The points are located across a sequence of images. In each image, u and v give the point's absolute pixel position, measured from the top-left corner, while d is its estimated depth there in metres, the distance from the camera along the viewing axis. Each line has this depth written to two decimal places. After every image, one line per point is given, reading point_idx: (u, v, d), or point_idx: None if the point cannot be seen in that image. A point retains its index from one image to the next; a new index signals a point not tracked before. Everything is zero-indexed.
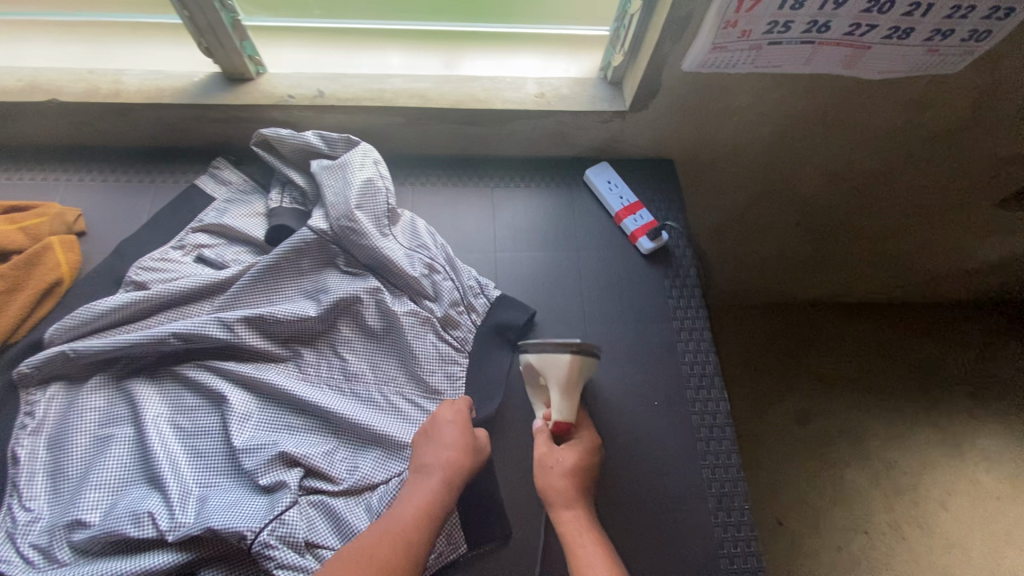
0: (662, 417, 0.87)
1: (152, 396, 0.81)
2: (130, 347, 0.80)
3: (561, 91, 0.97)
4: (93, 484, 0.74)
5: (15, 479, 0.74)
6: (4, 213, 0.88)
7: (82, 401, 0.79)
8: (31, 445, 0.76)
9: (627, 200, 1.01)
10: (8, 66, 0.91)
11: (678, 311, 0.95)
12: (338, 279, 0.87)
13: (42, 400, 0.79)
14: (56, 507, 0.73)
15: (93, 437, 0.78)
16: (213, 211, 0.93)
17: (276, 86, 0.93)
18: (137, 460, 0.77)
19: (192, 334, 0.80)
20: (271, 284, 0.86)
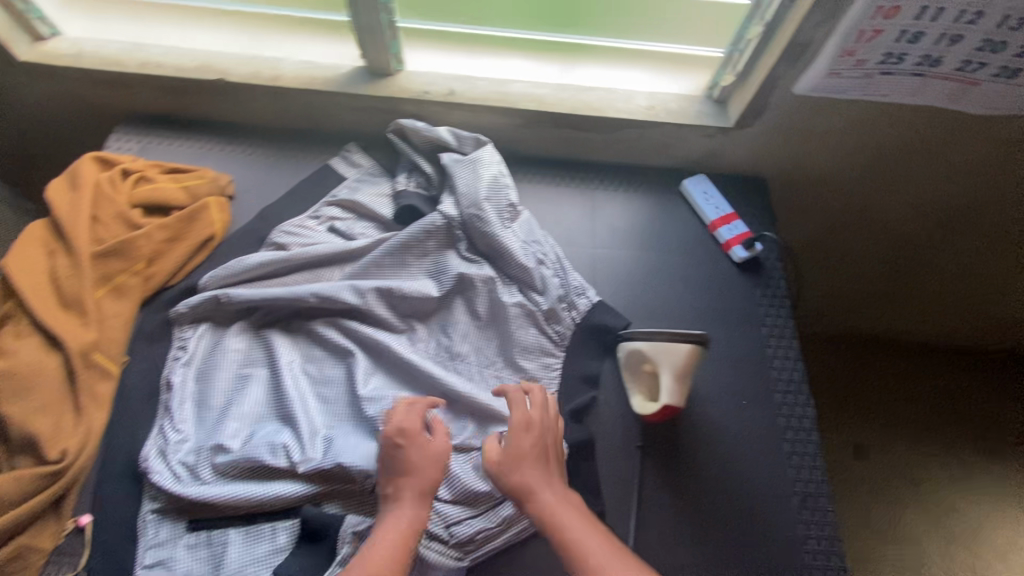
0: (750, 417, 0.91)
1: (286, 345, 0.89)
2: (273, 301, 0.89)
3: (670, 106, 1.04)
4: (235, 415, 0.82)
5: (167, 403, 0.83)
6: (169, 173, 1.00)
7: (227, 342, 0.88)
8: (183, 375, 0.85)
9: (723, 209, 1.07)
10: (182, 47, 1.04)
11: (767, 318, 0.99)
12: (456, 259, 0.95)
13: (193, 336, 0.88)
14: (202, 431, 0.82)
15: (234, 375, 0.86)
16: (345, 189, 1.03)
17: (413, 82, 1.03)
18: (272, 399, 0.85)
19: (326, 294, 0.89)
20: (398, 259, 0.95)
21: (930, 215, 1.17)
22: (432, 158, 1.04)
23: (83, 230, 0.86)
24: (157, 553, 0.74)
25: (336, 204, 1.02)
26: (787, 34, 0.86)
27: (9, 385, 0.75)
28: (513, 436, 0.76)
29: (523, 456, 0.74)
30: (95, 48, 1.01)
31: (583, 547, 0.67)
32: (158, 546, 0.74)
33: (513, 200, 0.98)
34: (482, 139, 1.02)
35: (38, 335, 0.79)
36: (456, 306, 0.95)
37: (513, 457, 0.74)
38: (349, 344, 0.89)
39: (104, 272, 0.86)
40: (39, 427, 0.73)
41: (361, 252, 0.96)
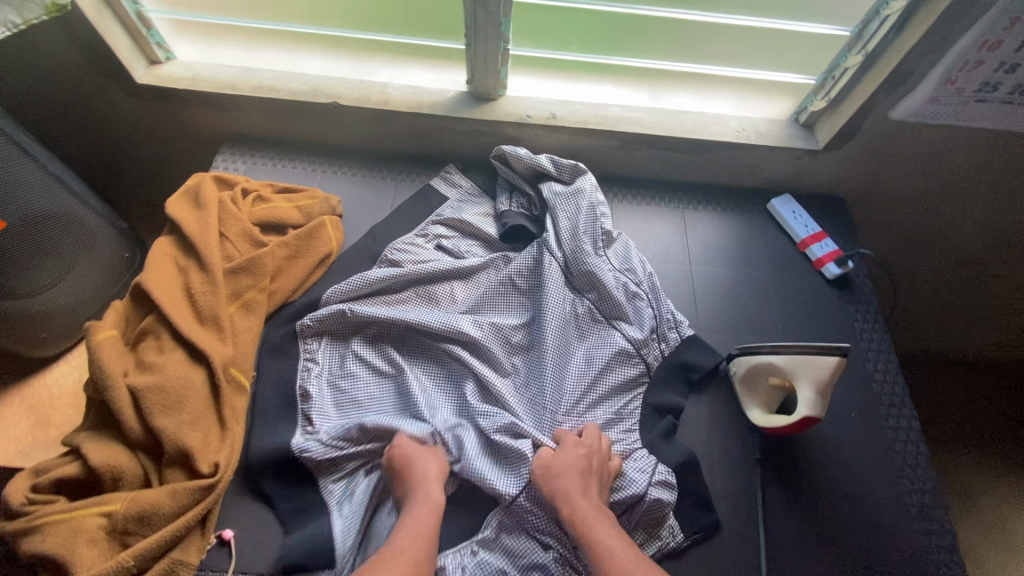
0: (859, 430, 0.93)
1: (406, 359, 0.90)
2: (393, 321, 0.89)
3: (761, 129, 1.09)
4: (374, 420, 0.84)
5: (306, 412, 0.84)
6: (281, 193, 1.02)
7: (354, 354, 0.90)
8: (318, 384, 0.87)
9: (811, 227, 1.11)
10: (291, 72, 1.07)
11: (863, 333, 1.03)
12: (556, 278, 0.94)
13: (319, 350, 0.90)
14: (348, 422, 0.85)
15: (372, 377, 0.89)
16: (450, 210, 1.06)
17: (515, 106, 1.07)
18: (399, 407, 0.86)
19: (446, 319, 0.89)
20: (497, 287, 0.96)
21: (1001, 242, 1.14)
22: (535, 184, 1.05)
23: (215, 247, 0.88)
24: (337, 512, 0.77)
25: (443, 226, 1.04)
26: (891, 64, 0.91)
27: (161, 398, 0.75)
28: (563, 451, 0.78)
29: (566, 466, 0.76)
30: (208, 72, 1.04)
31: (608, 555, 0.67)
32: (347, 506, 0.78)
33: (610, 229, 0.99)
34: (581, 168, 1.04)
35: (181, 350, 0.80)
36: (550, 332, 0.90)
37: (557, 468, 0.76)
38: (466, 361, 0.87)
39: (235, 289, 0.88)
40: (190, 440, 0.74)
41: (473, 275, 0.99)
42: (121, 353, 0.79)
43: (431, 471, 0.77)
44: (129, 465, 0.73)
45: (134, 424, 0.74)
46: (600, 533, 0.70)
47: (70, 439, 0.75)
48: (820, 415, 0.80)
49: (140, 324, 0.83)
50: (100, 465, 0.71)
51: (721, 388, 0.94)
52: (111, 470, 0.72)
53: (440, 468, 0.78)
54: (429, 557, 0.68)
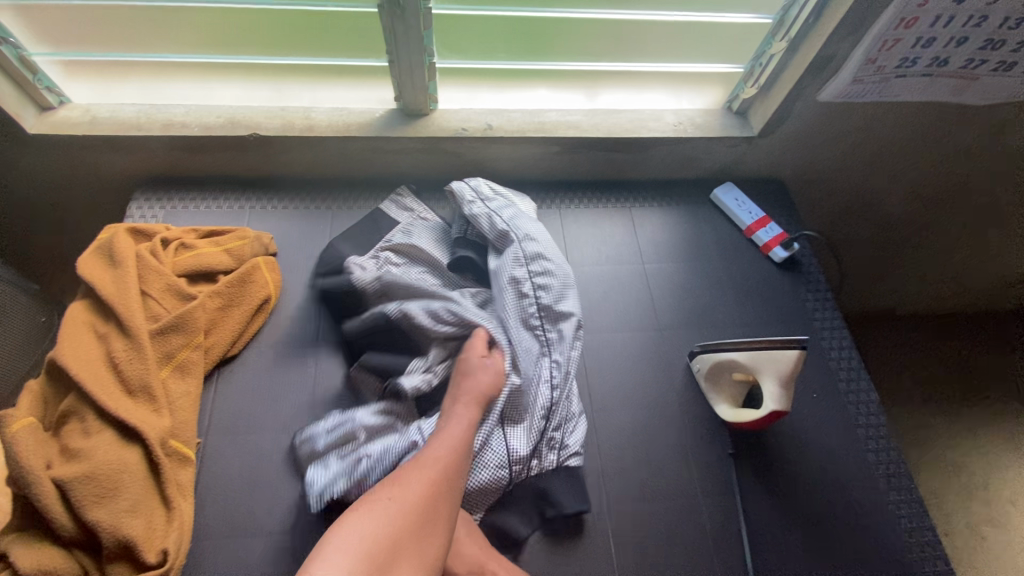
0: (824, 410, 0.95)
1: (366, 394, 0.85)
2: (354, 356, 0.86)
3: (696, 121, 1.09)
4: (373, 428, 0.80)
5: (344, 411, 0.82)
6: (207, 237, 0.95)
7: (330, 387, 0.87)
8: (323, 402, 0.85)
9: (755, 214, 1.13)
10: (202, 106, 0.99)
11: (816, 312, 1.05)
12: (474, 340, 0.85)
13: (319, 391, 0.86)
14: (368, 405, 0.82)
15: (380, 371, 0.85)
16: (403, 233, 1.00)
17: (450, 120, 1.03)
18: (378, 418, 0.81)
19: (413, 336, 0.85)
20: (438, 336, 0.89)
21: (926, 201, 1.21)
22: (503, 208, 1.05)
23: (138, 307, 0.81)
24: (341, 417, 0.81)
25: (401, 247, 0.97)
26: (814, 49, 0.93)
27: (93, 488, 0.68)
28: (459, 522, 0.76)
29: (469, 534, 0.75)
30: (109, 113, 0.96)
31: None
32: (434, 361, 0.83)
33: (546, 306, 0.88)
34: (527, 236, 0.94)
35: (111, 429, 0.73)
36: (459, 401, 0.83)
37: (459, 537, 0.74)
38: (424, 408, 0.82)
39: (165, 350, 0.81)
40: (132, 529, 0.67)
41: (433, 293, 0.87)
42: (41, 442, 0.71)
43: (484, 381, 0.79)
44: (65, 567, 0.66)
45: (64, 521, 0.66)
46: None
47: None
48: (787, 408, 0.80)
49: (61, 405, 0.75)
50: (30, 572, 0.63)
51: (689, 386, 0.94)
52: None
53: (493, 383, 0.79)
54: (460, 468, 0.68)
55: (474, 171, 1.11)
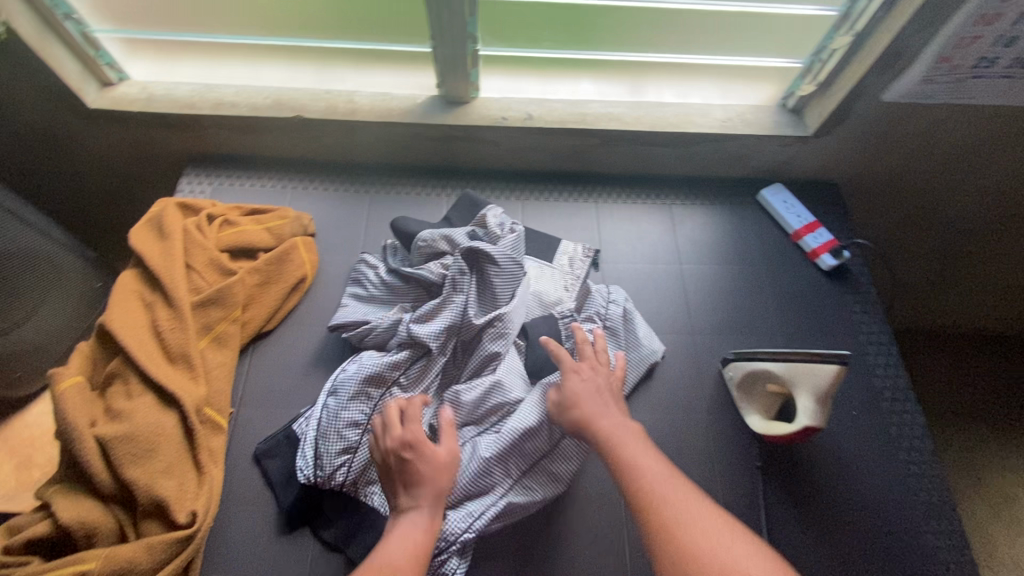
0: (865, 428, 0.90)
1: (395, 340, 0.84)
2: (368, 337, 0.86)
3: (746, 117, 1.04)
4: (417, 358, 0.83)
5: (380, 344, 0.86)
6: (249, 215, 0.98)
7: (344, 320, 0.88)
8: (350, 334, 0.87)
9: (804, 218, 1.07)
10: (252, 87, 1.02)
11: (863, 325, 1.00)
12: (502, 337, 0.82)
13: (351, 329, 0.88)
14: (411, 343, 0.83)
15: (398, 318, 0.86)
16: (507, 249, 0.87)
17: (490, 108, 1.02)
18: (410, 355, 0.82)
19: (426, 313, 0.84)
20: (490, 302, 0.86)
21: (998, 213, 1.12)
22: (539, 206, 1.08)
23: (181, 280, 0.84)
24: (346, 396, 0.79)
25: (519, 265, 0.86)
26: (879, 45, 0.86)
27: (131, 447, 0.71)
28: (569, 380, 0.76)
29: (582, 398, 0.74)
30: (164, 91, 1.00)
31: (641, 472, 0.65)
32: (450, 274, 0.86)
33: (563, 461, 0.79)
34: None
35: (151, 393, 0.77)
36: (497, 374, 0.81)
37: (572, 399, 0.74)
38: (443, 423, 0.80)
39: (204, 322, 0.84)
40: (164, 489, 0.71)
41: (434, 241, 0.89)
42: (87, 401, 0.75)
43: (440, 484, 0.68)
44: (102, 519, 0.69)
45: (104, 475, 0.70)
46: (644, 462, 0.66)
47: (37, 496, 0.71)
48: (822, 425, 0.75)
49: (106, 368, 0.79)
50: (71, 523, 0.67)
51: (721, 393, 0.91)
52: (84, 526, 0.68)
53: (449, 483, 0.69)
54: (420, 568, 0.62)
55: (511, 161, 1.10)
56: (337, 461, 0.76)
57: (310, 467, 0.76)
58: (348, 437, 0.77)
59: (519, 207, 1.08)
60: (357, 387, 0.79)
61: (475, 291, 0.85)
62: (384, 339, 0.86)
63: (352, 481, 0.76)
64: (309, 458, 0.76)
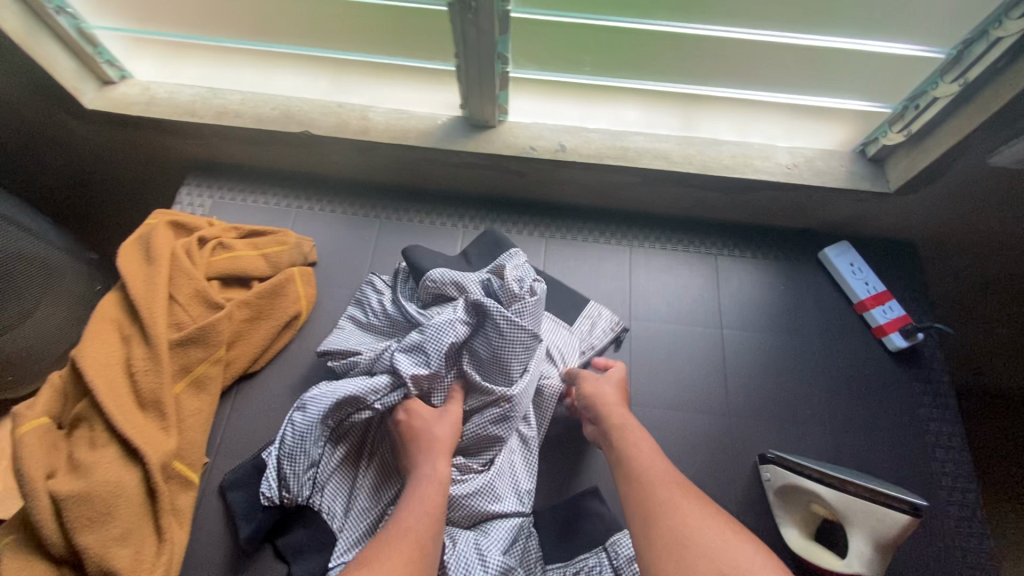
0: (921, 553, 0.76)
1: (378, 364, 0.74)
2: (354, 369, 0.76)
3: (815, 164, 0.90)
4: (395, 391, 0.71)
5: (361, 365, 0.76)
6: (246, 237, 0.90)
7: (330, 347, 0.80)
8: (338, 357, 0.79)
9: (872, 286, 0.92)
10: (260, 94, 0.93)
11: (930, 422, 0.85)
12: (501, 423, 0.73)
13: (336, 354, 0.79)
14: (391, 379, 0.72)
15: (382, 348, 0.76)
16: (521, 316, 0.74)
17: (519, 135, 0.90)
18: (388, 390, 0.71)
19: (412, 345, 0.73)
20: (494, 368, 0.74)
21: None
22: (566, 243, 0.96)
23: (161, 313, 0.77)
24: (322, 415, 0.71)
25: (533, 340, 0.73)
26: (998, 100, 0.71)
27: (86, 508, 0.65)
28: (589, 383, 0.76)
29: (601, 385, 0.75)
30: (166, 95, 0.91)
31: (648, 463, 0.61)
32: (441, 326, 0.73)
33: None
34: None
35: (116, 444, 0.70)
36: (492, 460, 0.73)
37: (591, 380, 0.76)
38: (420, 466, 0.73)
39: (184, 363, 0.77)
40: (118, 559, 0.64)
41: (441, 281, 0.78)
42: (49, 447, 0.69)
43: (441, 436, 0.68)
44: None
45: (55, 538, 0.64)
46: (643, 448, 0.64)
47: None
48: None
49: (75, 408, 0.73)
50: None
51: (753, 491, 0.79)
52: None
53: (451, 436, 0.69)
54: (437, 519, 0.60)
55: (538, 192, 0.98)
56: (303, 480, 0.72)
57: (274, 487, 0.71)
58: (315, 452, 0.72)
59: (542, 246, 0.96)
60: (327, 410, 0.71)
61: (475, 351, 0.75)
62: (367, 364, 0.75)
63: (315, 496, 0.72)
64: (272, 479, 0.72)
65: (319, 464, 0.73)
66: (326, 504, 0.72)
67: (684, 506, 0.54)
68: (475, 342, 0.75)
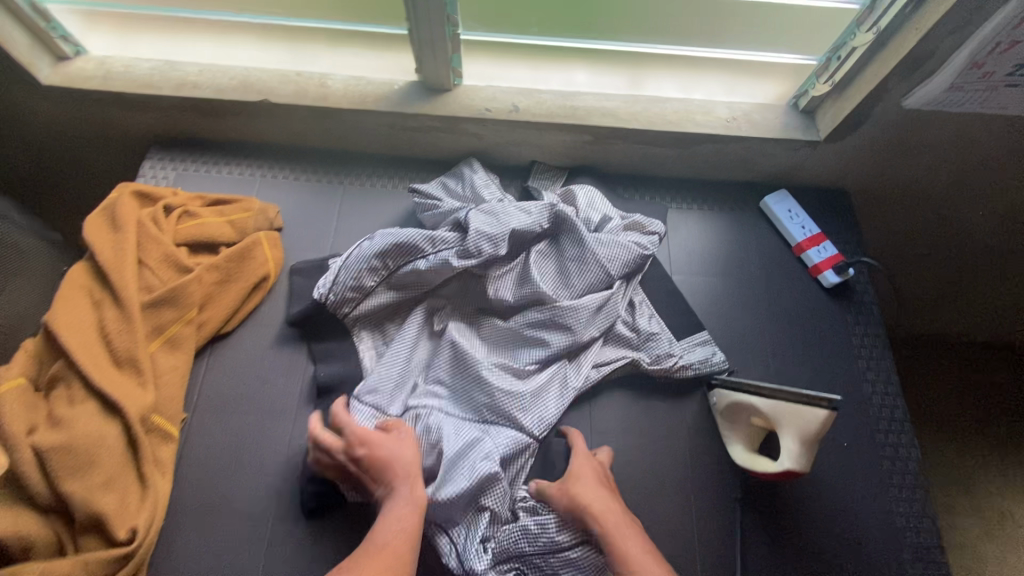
0: (854, 463, 0.85)
1: (458, 217, 0.88)
2: (434, 213, 0.93)
3: (753, 117, 0.95)
4: (446, 248, 0.84)
5: (445, 221, 0.90)
6: (211, 205, 0.92)
7: (420, 188, 0.96)
8: (423, 197, 0.95)
9: (809, 229, 0.99)
10: (218, 65, 0.94)
11: (862, 349, 0.93)
12: (557, 333, 0.84)
13: (421, 204, 0.94)
14: (457, 240, 0.85)
15: (460, 209, 0.90)
16: (604, 245, 0.89)
17: (473, 98, 0.93)
18: (451, 242, 0.85)
19: (488, 211, 0.87)
20: (564, 277, 0.88)
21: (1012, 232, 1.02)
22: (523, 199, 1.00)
23: (131, 277, 0.79)
24: (384, 250, 0.85)
25: (609, 276, 0.88)
26: (906, 46, 0.77)
27: (69, 459, 0.68)
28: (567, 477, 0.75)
29: (583, 478, 0.75)
30: (123, 68, 0.92)
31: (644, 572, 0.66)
32: (506, 217, 0.86)
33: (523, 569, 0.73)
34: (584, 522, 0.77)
35: (95, 400, 0.73)
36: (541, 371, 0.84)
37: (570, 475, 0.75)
38: (452, 339, 0.84)
39: (156, 324, 0.80)
40: (104, 505, 0.67)
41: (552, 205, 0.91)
42: (28, 405, 0.72)
43: (407, 466, 0.73)
44: (39, 533, 0.67)
45: (41, 488, 0.67)
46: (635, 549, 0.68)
47: None
48: (805, 468, 0.71)
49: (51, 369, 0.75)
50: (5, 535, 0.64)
51: (703, 417, 0.86)
52: (20, 541, 0.65)
53: (415, 457, 0.75)
54: (410, 548, 0.66)
55: (496, 155, 1.02)
56: (348, 295, 0.85)
57: (324, 290, 0.85)
58: (368, 282, 0.85)
59: None
60: (396, 245, 0.85)
61: (558, 258, 0.90)
62: (444, 216, 0.91)
63: (354, 318, 0.86)
64: (326, 280, 0.85)
65: (370, 294, 0.86)
66: (360, 333, 0.87)
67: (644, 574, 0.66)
68: (549, 243, 0.90)
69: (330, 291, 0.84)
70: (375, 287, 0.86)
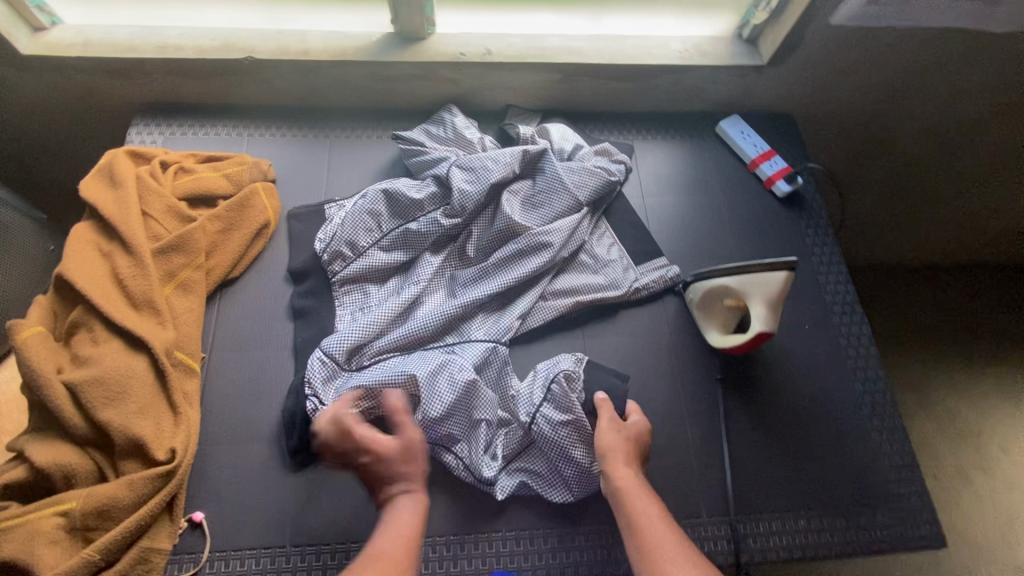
0: (816, 341, 0.96)
1: (440, 169, 0.94)
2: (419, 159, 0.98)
3: (703, 48, 1.05)
4: (431, 208, 0.92)
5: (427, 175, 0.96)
6: (204, 162, 0.95)
7: (406, 134, 1.01)
8: (409, 142, 1.00)
9: (761, 147, 1.10)
10: (198, 28, 0.98)
11: (815, 247, 1.05)
12: (529, 261, 0.90)
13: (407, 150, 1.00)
14: (441, 199, 0.94)
15: (440, 162, 0.96)
16: (573, 174, 0.97)
17: (447, 44, 1.00)
18: (434, 201, 0.93)
19: (468, 166, 0.92)
20: (541, 210, 0.96)
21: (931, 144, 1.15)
22: (501, 138, 1.07)
23: (138, 226, 0.83)
24: (376, 204, 0.92)
25: (579, 201, 0.96)
26: None
27: (103, 391, 0.72)
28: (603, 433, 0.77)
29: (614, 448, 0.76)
30: (101, 35, 0.94)
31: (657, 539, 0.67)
32: (481, 172, 0.91)
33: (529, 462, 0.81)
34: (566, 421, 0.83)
35: (119, 338, 0.76)
36: (513, 298, 0.91)
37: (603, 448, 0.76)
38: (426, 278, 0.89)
39: (167, 269, 0.83)
40: (141, 430, 0.71)
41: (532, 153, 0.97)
42: (52, 349, 0.75)
43: (409, 472, 0.72)
44: (80, 462, 0.70)
45: (76, 421, 0.70)
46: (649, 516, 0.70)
47: (12, 442, 0.71)
48: (772, 330, 0.83)
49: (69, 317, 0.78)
50: (47, 466, 0.68)
51: (682, 315, 0.96)
52: (63, 469, 0.69)
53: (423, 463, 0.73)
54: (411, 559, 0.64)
55: (472, 100, 1.09)
56: (342, 248, 0.90)
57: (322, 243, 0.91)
58: (363, 239, 0.91)
59: None
60: (389, 200, 0.92)
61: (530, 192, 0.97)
62: (428, 163, 0.97)
63: (342, 272, 0.90)
64: (324, 236, 0.91)
65: (366, 250, 0.90)
66: (345, 286, 0.90)
67: (664, 543, 0.67)
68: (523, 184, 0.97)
69: (327, 247, 0.90)
70: (370, 242, 0.91)
